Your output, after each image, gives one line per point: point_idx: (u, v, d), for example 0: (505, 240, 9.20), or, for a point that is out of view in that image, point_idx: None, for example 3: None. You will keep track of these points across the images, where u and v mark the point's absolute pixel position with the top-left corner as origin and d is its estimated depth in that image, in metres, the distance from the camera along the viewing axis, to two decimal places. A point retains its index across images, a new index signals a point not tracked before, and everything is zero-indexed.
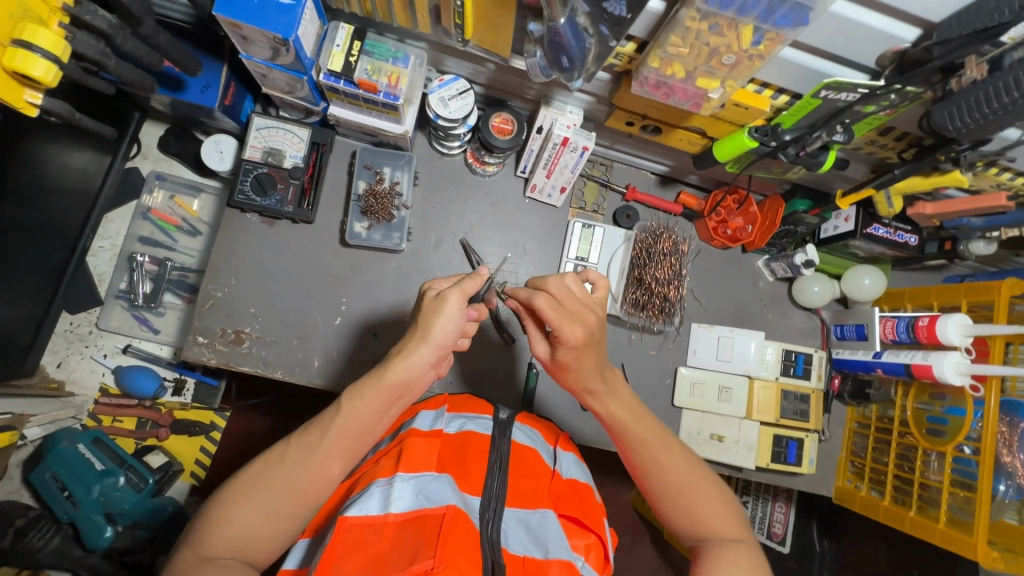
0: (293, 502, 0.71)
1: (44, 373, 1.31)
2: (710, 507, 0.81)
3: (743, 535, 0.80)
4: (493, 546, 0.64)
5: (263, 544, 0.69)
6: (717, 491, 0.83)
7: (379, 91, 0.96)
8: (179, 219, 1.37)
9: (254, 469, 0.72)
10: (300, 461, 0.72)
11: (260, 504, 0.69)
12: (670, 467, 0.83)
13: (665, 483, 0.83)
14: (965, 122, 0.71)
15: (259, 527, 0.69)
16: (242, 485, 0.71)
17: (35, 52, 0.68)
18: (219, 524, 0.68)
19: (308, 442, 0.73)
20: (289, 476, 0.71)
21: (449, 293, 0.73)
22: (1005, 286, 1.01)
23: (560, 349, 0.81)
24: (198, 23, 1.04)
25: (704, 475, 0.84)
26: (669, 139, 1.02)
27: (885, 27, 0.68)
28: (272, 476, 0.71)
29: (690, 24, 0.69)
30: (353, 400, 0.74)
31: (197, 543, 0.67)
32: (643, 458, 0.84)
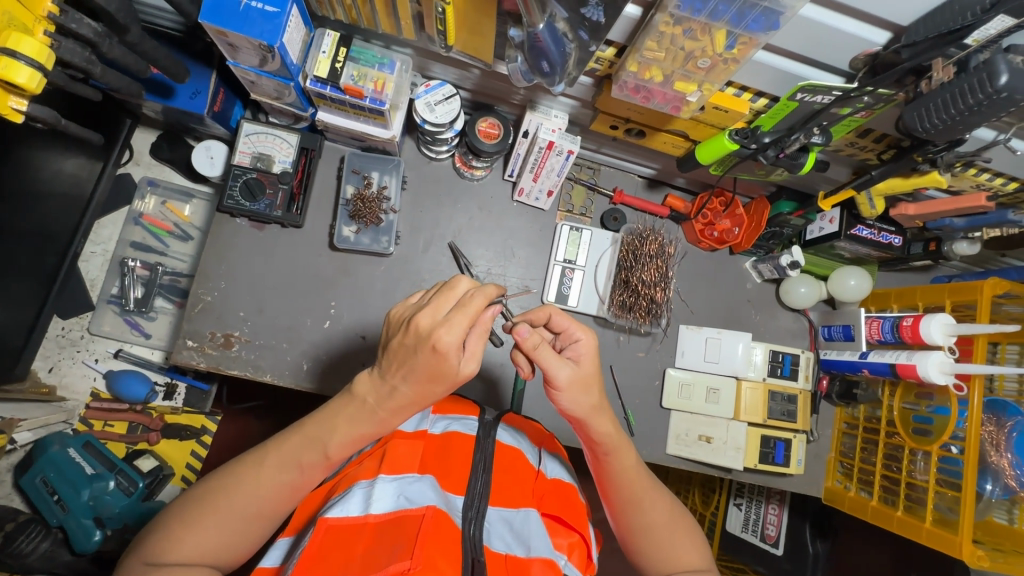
0: (253, 523, 0.70)
1: (36, 377, 1.32)
2: (684, 550, 0.83)
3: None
4: (474, 545, 0.64)
5: (217, 561, 0.69)
6: (691, 533, 0.85)
7: (366, 97, 0.98)
8: (171, 224, 1.37)
9: (217, 482, 0.71)
10: (269, 488, 0.70)
11: (218, 524, 0.68)
12: (650, 507, 0.84)
13: (643, 522, 0.83)
14: (934, 124, 0.73)
15: (213, 549, 0.68)
16: (203, 499, 0.69)
17: (19, 59, 0.69)
18: (173, 540, 0.67)
19: (280, 470, 0.71)
20: (254, 501, 0.70)
21: (469, 365, 0.67)
22: (988, 286, 1.02)
23: (580, 361, 0.79)
24: (188, 31, 1.07)
25: (679, 516, 0.86)
26: (653, 142, 1.04)
27: (854, 30, 0.69)
28: (236, 498, 0.69)
29: (665, 28, 0.71)
30: (336, 435, 0.71)
31: (148, 553, 0.66)
32: (624, 495, 0.84)
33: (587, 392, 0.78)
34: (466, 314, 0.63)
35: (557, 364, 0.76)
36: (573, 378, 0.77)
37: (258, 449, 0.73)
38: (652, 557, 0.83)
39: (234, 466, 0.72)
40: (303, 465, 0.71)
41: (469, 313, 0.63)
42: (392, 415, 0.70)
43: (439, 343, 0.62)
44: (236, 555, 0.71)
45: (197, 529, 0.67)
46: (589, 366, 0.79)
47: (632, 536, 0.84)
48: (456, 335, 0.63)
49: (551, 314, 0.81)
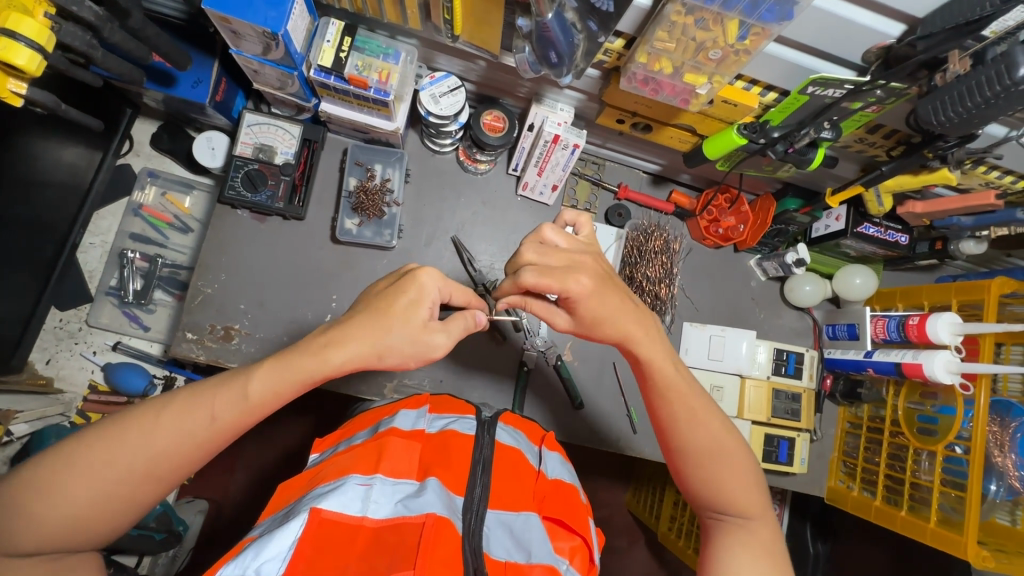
0: (140, 489, 0.64)
1: (32, 369, 1.30)
2: (729, 475, 0.79)
3: (752, 507, 0.79)
4: (475, 553, 0.63)
5: (89, 534, 0.63)
6: (736, 462, 0.80)
7: (370, 87, 0.96)
8: (171, 216, 1.36)
9: (90, 445, 0.63)
10: (162, 449, 0.64)
11: (94, 493, 0.62)
12: (705, 429, 0.80)
13: (690, 441, 0.80)
14: (949, 116, 0.72)
15: (93, 515, 0.62)
16: (73, 467, 0.61)
17: (19, 40, 0.69)
18: (35, 516, 0.60)
19: (178, 427, 0.65)
20: (139, 463, 0.64)
21: (436, 338, 0.72)
22: (995, 285, 1.01)
23: (573, 289, 0.73)
24: (190, 19, 1.02)
25: (729, 445, 0.81)
26: (660, 137, 1.02)
27: (870, 24, 0.68)
28: (115, 460, 0.63)
29: (676, 18, 0.70)
30: (256, 382, 0.68)
31: (6, 534, 0.59)
32: (677, 414, 0.80)
33: (604, 330, 0.78)
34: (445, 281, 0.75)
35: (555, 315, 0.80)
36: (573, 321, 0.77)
37: (151, 406, 0.66)
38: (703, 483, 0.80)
39: (114, 425, 0.64)
40: (210, 419, 0.66)
41: (454, 287, 0.77)
42: (339, 353, 0.69)
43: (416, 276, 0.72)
44: (117, 520, 0.65)
45: (70, 498, 0.61)
46: (587, 288, 0.74)
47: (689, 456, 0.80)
48: (433, 279, 0.72)
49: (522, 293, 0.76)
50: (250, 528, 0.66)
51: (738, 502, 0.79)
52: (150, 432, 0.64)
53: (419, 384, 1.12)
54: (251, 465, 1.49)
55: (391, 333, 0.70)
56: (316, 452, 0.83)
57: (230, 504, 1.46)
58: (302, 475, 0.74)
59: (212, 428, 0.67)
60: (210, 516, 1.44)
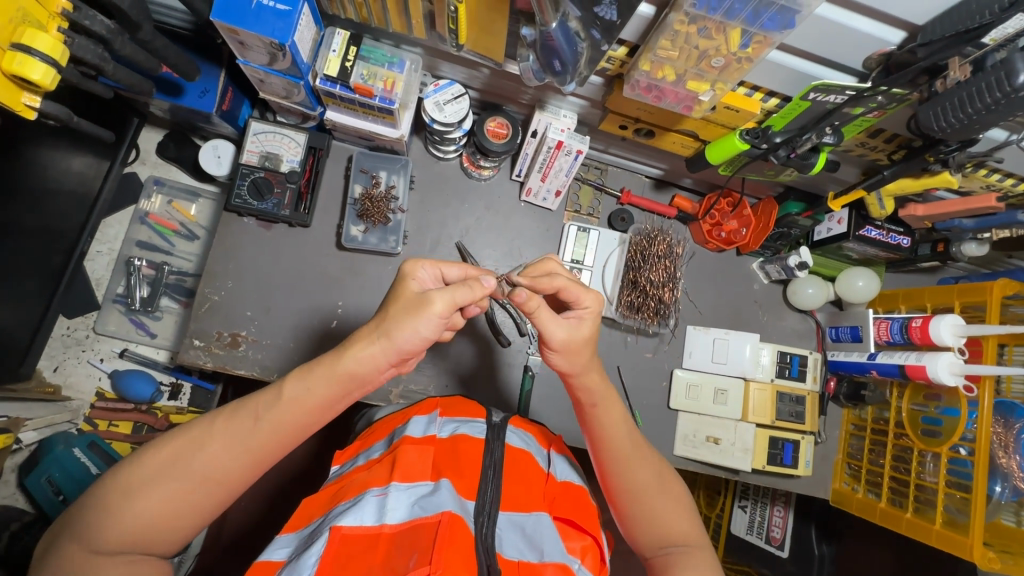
0: (203, 492, 0.66)
1: (40, 377, 1.31)
2: (671, 509, 0.82)
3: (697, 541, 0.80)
4: (488, 553, 0.63)
5: (160, 539, 0.65)
6: (675, 497, 0.83)
7: (375, 96, 0.98)
8: (176, 224, 1.38)
9: (155, 450, 0.65)
10: (219, 452, 0.66)
11: (164, 497, 0.64)
12: (640, 466, 0.83)
13: (632, 479, 0.82)
14: (950, 122, 0.73)
15: (162, 519, 0.64)
16: (141, 471, 0.64)
17: (34, 55, 0.70)
18: (113, 516, 0.62)
19: (231, 429, 0.67)
20: (202, 466, 0.65)
21: (432, 295, 0.66)
22: (998, 287, 1.02)
23: (588, 305, 0.78)
24: (197, 30, 1.06)
25: (667, 481, 0.84)
26: (663, 143, 1.03)
27: (870, 30, 0.69)
28: (182, 462, 0.65)
29: (680, 27, 0.70)
30: (292, 382, 0.68)
31: (88, 533, 0.62)
32: (613, 453, 0.83)
33: (582, 357, 0.78)
34: (438, 261, 0.75)
35: (552, 324, 0.75)
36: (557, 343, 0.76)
37: (208, 416, 0.69)
38: (644, 523, 0.81)
39: (177, 433, 0.67)
40: (256, 421, 0.67)
41: (442, 264, 0.75)
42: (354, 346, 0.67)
43: (407, 272, 0.73)
44: (190, 526, 0.67)
45: (141, 502, 0.63)
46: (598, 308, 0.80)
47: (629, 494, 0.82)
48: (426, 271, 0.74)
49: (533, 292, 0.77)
50: (273, 547, 0.67)
51: (683, 537, 0.80)
52: (205, 438, 0.66)
53: (425, 389, 1.13)
54: None
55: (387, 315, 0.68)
56: (337, 462, 0.84)
57: (237, 510, 1.46)
58: (325, 490, 0.75)
59: (265, 428, 0.67)
60: (217, 522, 1.44)
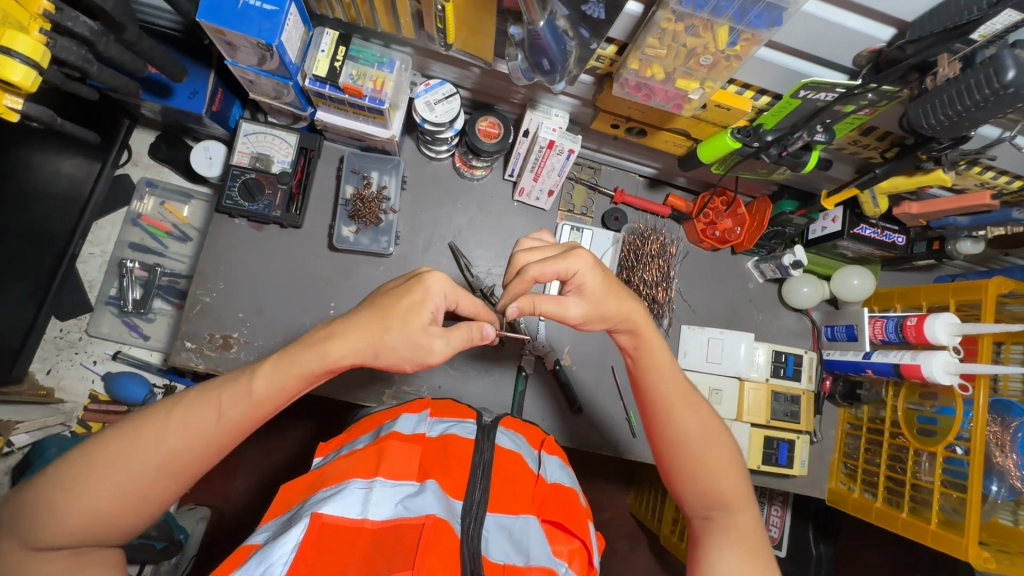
0: (158, 486, 0.64)
1: (33, 379, 1.31)
2: (718, 466, 0.79)
3: (741, 499, 0.79)
4: (473, 556, 0.63)
5: (110, 533, 0.63)
6: (723, 454, 0.80)
7: (365, 96, 0.97)
8: (169, 225, 1.37)
9: (104, 443, 0.63)
10: (176, 445, 0.64)
11: (113, 490, 0.62)
12: (687, 415, 0.80)
13: (679, 432, 0.80)
14: (939, 119, 0.72)
15: (112, 513, 0.62)
16: (91, 462, 0.62)
17: (14, 57, 0.70)
18: (58, 510, 0.60)
19: (188, 422, 0.65)
20: (158, 458, 0.64)
21: (436, 345, 0.70)
22: (992, 285, 1.01)
23: (575, 267, 0.76)
24: (185, 31, 1.07)
25: (716, 436, 0.81)
26: (655, 141, 1.03)
27: (859, 27, 0.69)
28: (136, 454, 0.63)
29: (666, 25, 0.70)
30: (260, 374, 0.68)
31: (33, 530, 0.60)
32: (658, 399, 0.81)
33: (611, 310, 0.79)
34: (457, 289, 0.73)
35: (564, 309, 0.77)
36: (579, 320, 0.79)
37: (162, 404, 0.67)
38: (686, 472, 0.79)
39: (128, 423, 0.65)
40: (216, 415, 0.66)
41: (459, 294, 0.74)
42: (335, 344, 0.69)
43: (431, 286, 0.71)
44: (142, 518, 0.65)
45: (89, 495, 0.61)
46: (589, 260, 0.77)
47: (674, 442, 0.80)
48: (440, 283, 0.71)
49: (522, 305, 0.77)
50: (252, 533, 0.66)
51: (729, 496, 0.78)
52: (160, 429, 0.64)
53: (417, 390, 1.12)
54: (252, 471, 1.49)
55: (389, 332, 0.69)
56: (319, 453, 0.83)
57: (231, 511, 1.46)
58: (308, 475, 0.74)
59: (227, 421, 0.66)
60: (212, 524, 1.44)
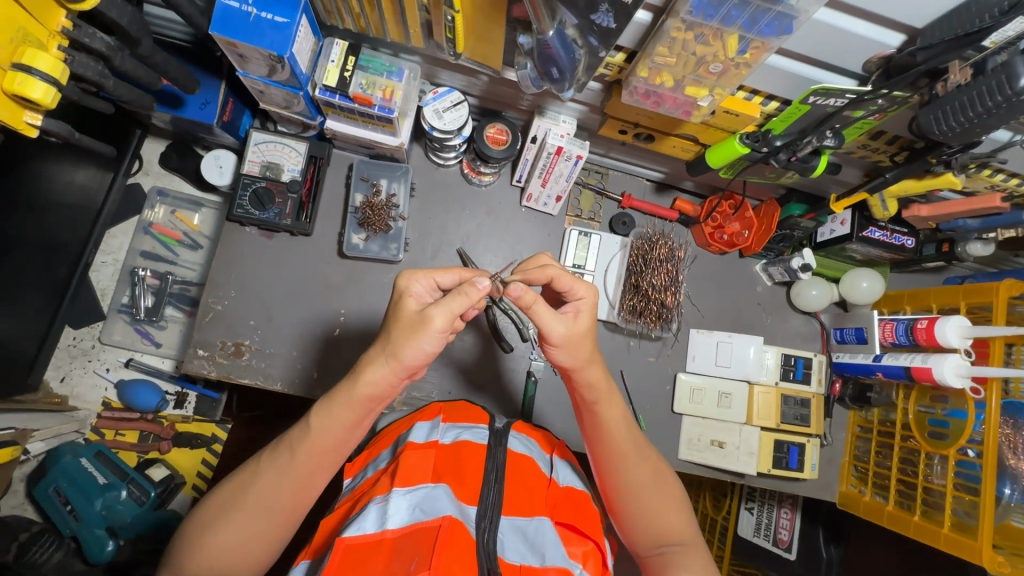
0: (257, 520, 0.71)
1: (47, 388, 1.32)
2: (668, 506, 0.80)
3: (693, 537, 0.80)
4: (490, 555, 0.64)
5: (237, 566, 0.72)
6: (673, 495, 0.82)
7: (374, 105, 0.98)
8: (180, 233, 1.39)
9: (221, 493, 0.73)
10: (266, 485, 0.71)
11: (229, 529, 0.70)
12: (637, 462, 0.81)
13: (628, 478, 0.80)
14: (951, 126, 0.72)
15: (230, 549, 0.70)
16: (213, 509, 0.72)
17: (34, 74, 0.70)
18: (192, 551, 0.70)
19: (273, 464, 0.72)
20: (255, 497, 0.71)
21: (432, 313, 0.66)
22: (1003, 287, 1.01)
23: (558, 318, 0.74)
24: (196, 42, 1.08)
25: (664, 477, 0.83)
26: (662, 147, 1.03)
27: (869, 34, 0.69)
28: (241, 497, 0.71)
29: (676, 34, 0.71)
30: (319, 414, 0.71)
31: (182, 563, 0.71)
32: (608, 449, 0.81)
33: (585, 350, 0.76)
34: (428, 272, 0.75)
35: (552, 319, 0.74)
36: (558, 339, 0.74)
37: (256, 456, 0.75)
38: (637, 517, 0.80)
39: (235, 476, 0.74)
40: (293, 454, 0.72)
41: (438, 274, 0.76)
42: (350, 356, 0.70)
43: (403, 289, 0.73)
44: (267, 551, 0.74)
45: (211, 537, 0.70)
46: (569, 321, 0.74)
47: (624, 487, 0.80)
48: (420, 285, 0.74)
49: (550, 276, 0.81)
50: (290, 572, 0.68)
51: (678, 535, 0.79)
52: (255, 474, 0.72)
53: (427, 396, 1.13)
54: None
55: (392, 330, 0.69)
56: (348, 475, 0.84)
57: None
58: (337, 510, 0.75)
59: (302, 459, 0.71)
60: None
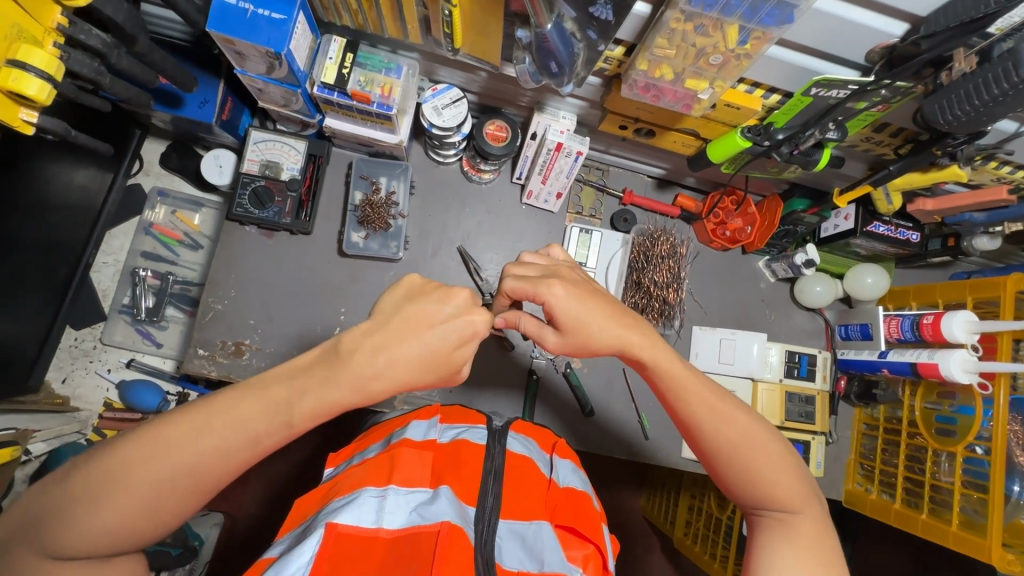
0: (175, 503, 0.60)
1: (49, 389, 1.32)
2: (769, 469, 0.73)
3: (804, 501, 0.72)
4: (487, 564, 0.63)
5: (130, 543, 0.61)
6: (774, 455, 0.74)
7: (373, 102, 0.97)
8: (180, 234, 1.39)
9: (122, 456, 0.58)
10: (196, 468, 0.59)
11: (133, 508, 0.58)
12: (724, 424, 0.74)
13: (715, 441, 0.75)
14: (956, 115, 0.71)
15: (129, 529, 0.59)
16: (109, 476, 0.58)
17: (29, 71, 0.70)
18: (74, 524, 0.57)
19: (209, 447, 0.59)
20: (177, 481, 0.59)
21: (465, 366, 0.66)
22: (1011, 281, 0.99)
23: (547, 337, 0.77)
24: (195, 41, 1.08)
25: (761, 436, 0.75)
26: (663, 142, 1.02)
27: (871, 23, 0.68)
28: (154, 475, 0.58)
29: (675, 25, 0.70)
30: (290, 399, 0.61)
31: (56, 534, 0.58)
32: (689, 414, 0.76)
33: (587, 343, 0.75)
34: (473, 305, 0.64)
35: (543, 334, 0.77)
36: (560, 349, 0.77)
37: (181, 415, 0.61)
38: (732, 480, 0.75)
39: (145, 434, 0.60)
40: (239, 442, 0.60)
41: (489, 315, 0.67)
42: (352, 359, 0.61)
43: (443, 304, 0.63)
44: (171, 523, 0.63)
45: (106, 511, 0.58)
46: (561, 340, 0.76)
47: (713, 454, 0.75)
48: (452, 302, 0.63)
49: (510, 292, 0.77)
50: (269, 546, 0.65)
51: (784, 499, 0.72)
52: (178, 448, 0.59)
53: (428, 395, 1.12)
54: (265, 478, 1.49)
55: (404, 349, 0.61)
56: (331, 465, 0.83)
57: (245, 517, 1.46)
58: (318, 489, 0.74)
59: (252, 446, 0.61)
60: (225, 530, 1.44)
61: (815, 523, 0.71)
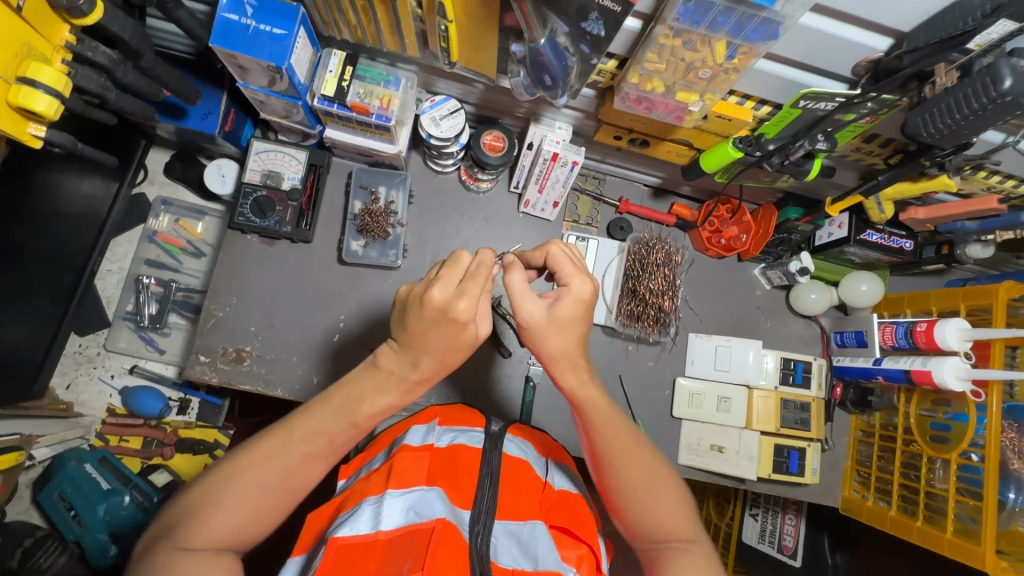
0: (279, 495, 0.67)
1: (53, 394, 1.35)
2: (667, 502, 0.74)
3: (696, 535, 0.73)
4: (482, 559, 0.63)
5: (240, 543, 0.65)
6: (672, 489, 0.76)
7: (372, 113, 0.99)
8: (184, 241, 1.42)
9: (241, 458, 0.67)
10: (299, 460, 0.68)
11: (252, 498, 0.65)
12: (632, 456, 0.76)
13: (624, 474, 0.75)
14: (939, 128, 0.72)
15: (244, 524, 0.65)
16: (230, 474, 0.66)
17: (38, 87, 0.72)
18: (204, 517, 0.64)
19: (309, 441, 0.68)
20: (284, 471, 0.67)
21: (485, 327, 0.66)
22: (1003, 289, 1.00)
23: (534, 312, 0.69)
24: (198, 54, 1.10)
25: (662, 472, 0.77)
26: (657, 152, 1.04)
27: (856, 38, 0.69)
28: (268, 467, 0.67)
29: (664, 41, 0.71)
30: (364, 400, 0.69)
31: (182, 535, 0.62)
32: (603, 444, 0.76)
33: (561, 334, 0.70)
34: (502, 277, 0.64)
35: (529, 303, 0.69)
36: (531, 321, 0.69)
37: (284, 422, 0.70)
38: (636, 513, 0.74)
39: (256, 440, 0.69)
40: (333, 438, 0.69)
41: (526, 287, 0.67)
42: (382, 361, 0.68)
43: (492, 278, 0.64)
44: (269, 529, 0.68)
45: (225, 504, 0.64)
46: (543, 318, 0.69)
47: (619, 489, 0.75)
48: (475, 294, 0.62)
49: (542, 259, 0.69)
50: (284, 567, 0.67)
51: (679, 531, 0.73)
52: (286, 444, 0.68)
53: (426, 401, 1.13)
54: None
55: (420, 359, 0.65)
56: (343, 477, 0.85)
57: None
58: (328, 504, 0.76)
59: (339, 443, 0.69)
60: None
61: (708, 554, 0.72)
